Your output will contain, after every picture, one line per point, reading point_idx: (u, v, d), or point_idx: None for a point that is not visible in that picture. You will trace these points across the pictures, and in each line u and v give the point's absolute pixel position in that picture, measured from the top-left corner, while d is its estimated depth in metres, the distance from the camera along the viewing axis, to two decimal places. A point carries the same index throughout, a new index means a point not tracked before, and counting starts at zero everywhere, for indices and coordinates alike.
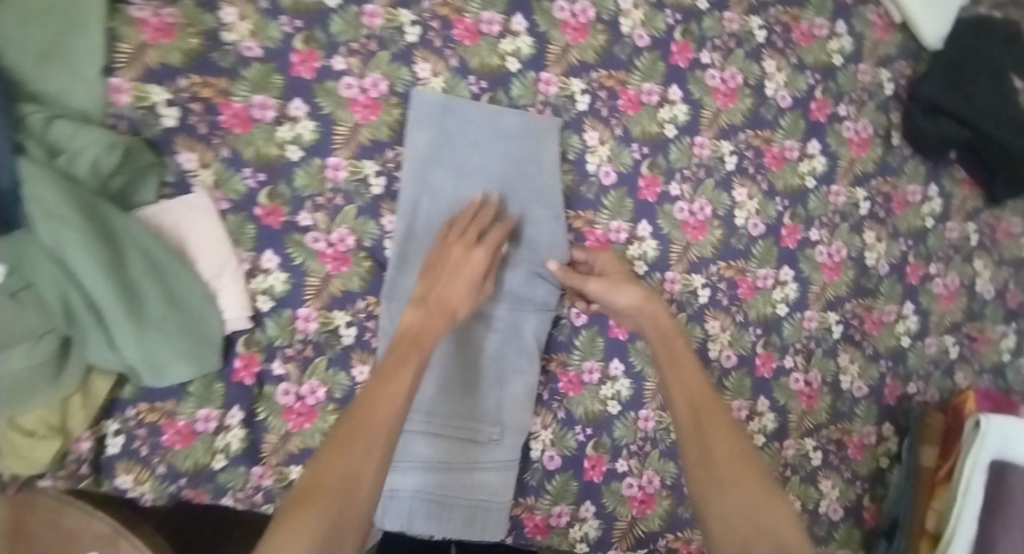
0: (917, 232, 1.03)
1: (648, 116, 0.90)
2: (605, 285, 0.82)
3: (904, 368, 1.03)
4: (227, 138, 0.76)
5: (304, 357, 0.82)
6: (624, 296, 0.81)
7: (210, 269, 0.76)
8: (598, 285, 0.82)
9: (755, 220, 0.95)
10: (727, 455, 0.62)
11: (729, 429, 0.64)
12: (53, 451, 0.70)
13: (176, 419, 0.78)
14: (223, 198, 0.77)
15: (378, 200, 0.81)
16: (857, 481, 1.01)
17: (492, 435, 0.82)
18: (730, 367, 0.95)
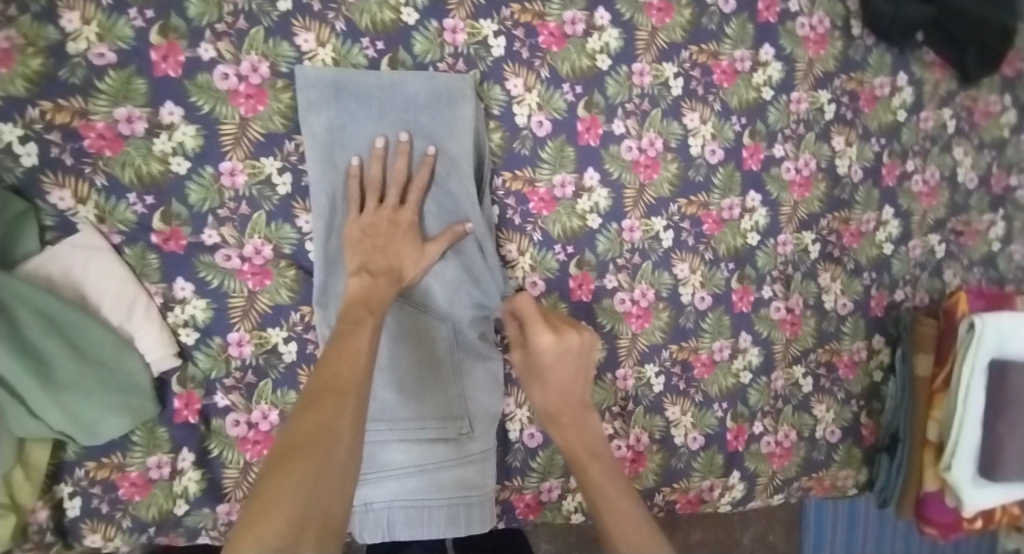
0: (890, 128, 0.94)
1: (576, 49, 0.79)
2: (522, 363, 0.75)
3: (889, 276, 0.97)
4: (99, 164, 0.68)
5: (247, 383, 0.75)
6: (539, 395, 0.74)
7: (120, 312, 0.69)
8: (517, 354, 0.77)
9: (712, 146, 0.86)
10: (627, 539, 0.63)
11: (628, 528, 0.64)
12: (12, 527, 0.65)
13: (128, 471, 0.72)
14: (113, 231, 0.70)
15: (289, 200, 0.74)
16: (852, 400, 0.98)
17: (462, 430, 0.76)
18: (706, 309, 0.89)
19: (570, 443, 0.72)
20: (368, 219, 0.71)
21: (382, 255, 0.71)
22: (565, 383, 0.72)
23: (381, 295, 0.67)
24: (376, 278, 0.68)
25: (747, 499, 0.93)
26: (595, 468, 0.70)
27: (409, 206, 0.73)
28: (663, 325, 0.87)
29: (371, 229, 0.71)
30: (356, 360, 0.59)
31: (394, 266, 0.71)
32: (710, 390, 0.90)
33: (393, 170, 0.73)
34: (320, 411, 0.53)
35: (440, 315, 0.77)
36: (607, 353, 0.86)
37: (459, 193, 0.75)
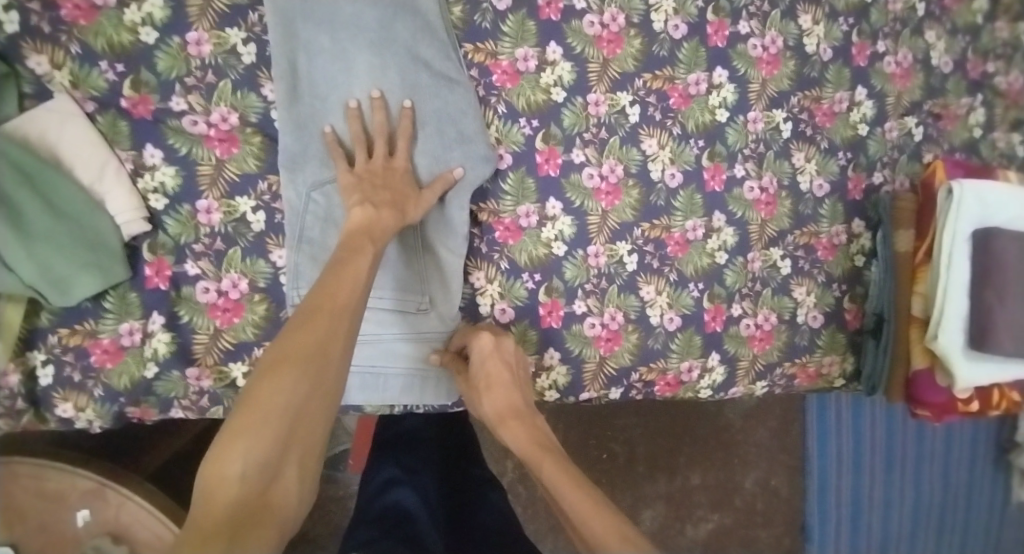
0: (858, 8, 0.94)
1: None
2: (469, 387, 0.75)
3: (865, 158, 0.96)
4: (74, 33, 0.71)
5: (216, 251, 0.77)
6: (484, 404, 0.73)
7: (90, 175, 0.72)
8: (462, 386, 0.77)
9: (675, 21, 0.87)
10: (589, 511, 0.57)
11: (586, 491, 0.60)
12: None
13: (100, 338, 0.74)
14: (87, 98, 0.72)
15: (254, 69, 0.76)
16: (834, 284, 0.97)
17: (421, 304, 0.78)
18: (677, 187, 0.89)
19: (522, 443, 0.69)
20: (361, 171, 0.73)
21: (384, 190, 0.72)
22: (503, 392, 0.73)
23: (385, 226, 0.69)
24: (380, 209, 0.70)
25: (727, 384, 0.93)
26: (546, 460, 0.66)
27: (398, 155, 0.75)
28: (633, 203, 0.88)
29: (368, 176, 0.73)
30: (354, 287, 0.62)
31: (398, 200, 0.73)
32: (686, 270, 0.90)
33: (372, 124, 0.75)
34: (315, 328, 0.56)
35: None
36: (578, 230, 0.86)
37: (443, 112, 0.78)
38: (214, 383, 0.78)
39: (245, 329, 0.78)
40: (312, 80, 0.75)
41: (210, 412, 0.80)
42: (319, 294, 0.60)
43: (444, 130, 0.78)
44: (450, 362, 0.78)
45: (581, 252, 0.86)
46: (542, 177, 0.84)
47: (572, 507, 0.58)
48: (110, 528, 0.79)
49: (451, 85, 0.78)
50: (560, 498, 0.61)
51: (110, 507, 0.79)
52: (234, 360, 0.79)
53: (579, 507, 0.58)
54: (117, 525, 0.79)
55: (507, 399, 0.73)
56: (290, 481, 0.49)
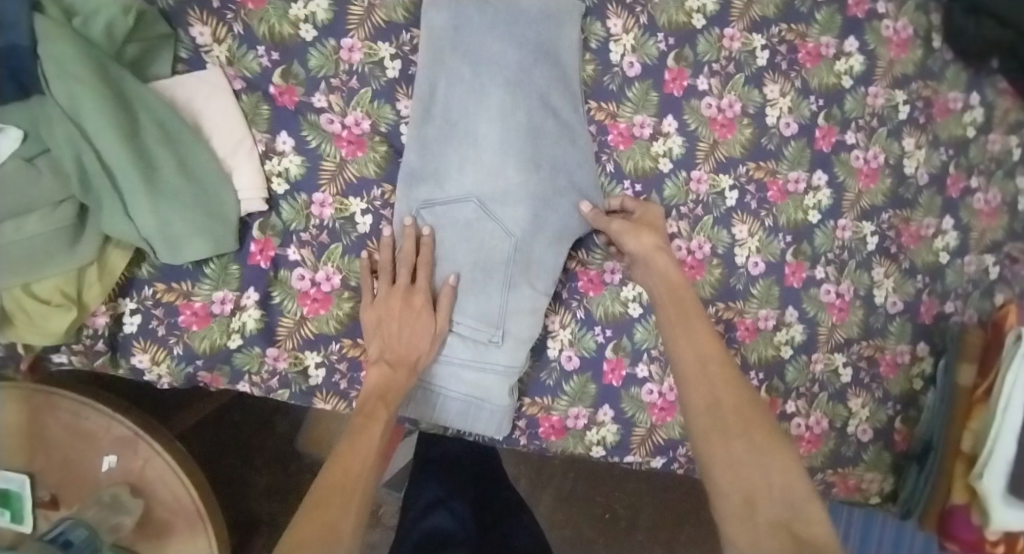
0: (958, 141, 0.97)
1: (675, 5, 0.86)
2: (632, 224, 0.80)
3: (941, 285, 0.98)
4: (240, 14, 0.76)
5: (319, 242, 0.80)
6: (647, 238, 0.79)
7: (225, 148, 0.76)
8: (621, 226, 0.80)
9: (788, 119, 0.90)
10: (736, 423, 0.68)
11: (746, 409, 0.69)
12: (69, 322, 0.71)
13: (193, 300, 0.78)
14: (237, 76, 0.77)
15: (394, 84, 0.80)
16: (889, 401, 0.97)
17: (493, 337, 0.79)
18: (758, 275, 0.91)
19: (667, 303, 0.78)
20: (380, 303, 0.75)
21: (398, 325, 0.74)
22: (666, 259, 0.79)
23: (397, 386, 0.72)
24: (395, 370, 0.73)
25: None
26: (696, 323, 0.75)
27: (419, 285, 0.76)
28: (713, 281, 0.90)
29: (386, 311, 0.75)
30: (363, 465, 0.65)
31: (412, 355, 0.74)
32: (750, 357, 0.91)
33: (401, 252, 0.77)
34: (327, 509, 0.59)
35: (508, 228, 0.80)
36: None
37: (559, 160, 0.82)
38: (289, 366, 0.80)
39: (328, 321, 0.81)
40: (446, 105, 0.80)
41: (275, 394, 0.81)
42: (331, 471, 0.63)
43: (553, 179, 0.82)
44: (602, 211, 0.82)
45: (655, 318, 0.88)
46: None
47: (728, 417, 0.69)
48: (131, 479, 0.82)
49: (573, 137, 0.83)
50: (717, 400, 0.70)
51: (136, 460, 0.82)
52: (310, 349, 0.81)
53: (729, 419, 0.69)
54: (139, 477, 0.82)
55: (660, 239, 0.80)
56: None
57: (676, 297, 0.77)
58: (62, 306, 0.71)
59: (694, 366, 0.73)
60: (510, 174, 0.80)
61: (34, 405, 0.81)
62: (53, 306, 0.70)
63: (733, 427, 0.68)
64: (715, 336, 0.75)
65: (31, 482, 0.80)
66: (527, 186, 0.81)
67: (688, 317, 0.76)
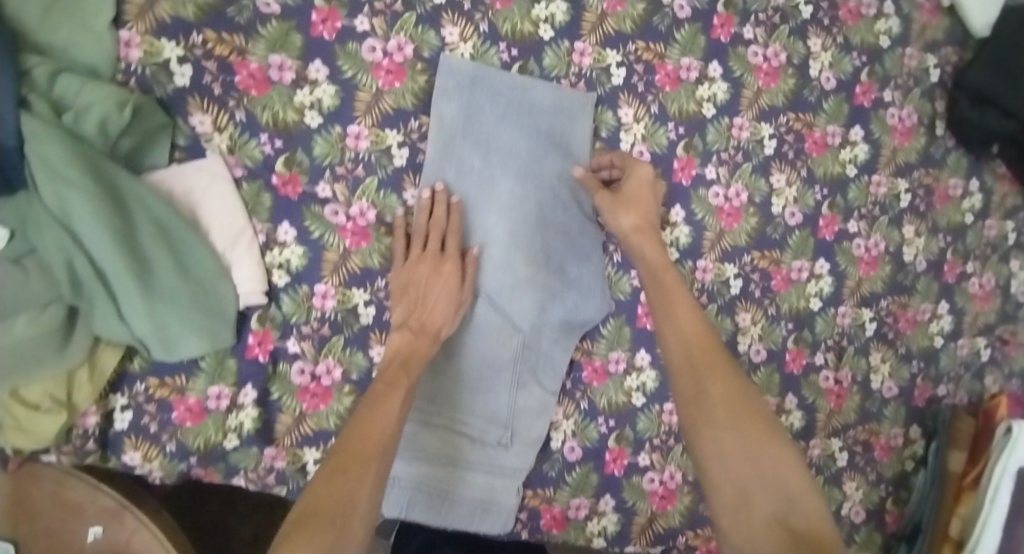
0: (956, 228, 0.98)
1: (686, 93, 0.85)
2: (611, 203, 0.78)
3: (935, 369, 0.99)
4: (242, 101, 0.72)
5: (320, 335, 0.78)
6: (625, 218, 0.77)
7: (224, 239, 0.72)
8: (603, 200, 0.78)
9: (792, 209, 0.90)
10: (724, 396, 0.63)
11: (732, 377, 0.65)
12: (60, 424, 0.67)
13: (187, 395, 0.74)
14: (238, 164, 0.73)
15: (401, 173, 0.78)
16: (882, 483, 0.98)
17: (501, 438, 0.79)
18: (759, 362, 0.91)
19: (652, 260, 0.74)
20: (411, 264, 0.73)
21: (421, 289, 0.73)
22: (637, 213, 0.77)
23: (421, 357, 0.70)
24: (418, 335, 0.71)
25: None
26: (676, 290, 0.72)
27: (449, 252, 0.74)
28: None
29: (414, 272, 0.73)
30: (382, 434, 0.61)
31: (432, 325, 0.73)
32: None
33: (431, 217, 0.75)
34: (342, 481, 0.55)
35: (515, 323, 0.80)
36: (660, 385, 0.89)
37: (566, 254, 0.82)
38: (287, 464, 0.78)
39: (327, 416, 0.79)
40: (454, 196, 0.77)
41: (272, 489, 0.79)
42: (352, 437, 0.60)
43: (559, 274, 0.82)
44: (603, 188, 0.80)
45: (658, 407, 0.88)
46: (638, 328, 0.87)
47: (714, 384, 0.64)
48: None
49: (580, 228, 0.83)
50: (703, 372, 0.65)
51: (124, 532, 0.71)
52: (309, 445, 0.79)
53: (712, 387, 0.64)
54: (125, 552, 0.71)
55: (640, 217, 0.77)
56: None
57: (654, 273, 0.74)
58: (51, 410, 0.67)
59: (677, 341, 0.68)
60: (520, 266, 0.80)
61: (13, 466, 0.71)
62: (42, 410, 0.67)
63: (732, 400, 0.63)
64: (699, 315, 0.70)
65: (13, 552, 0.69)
66: (537, 278, 0.80)
67: (668, 312, 0.71)
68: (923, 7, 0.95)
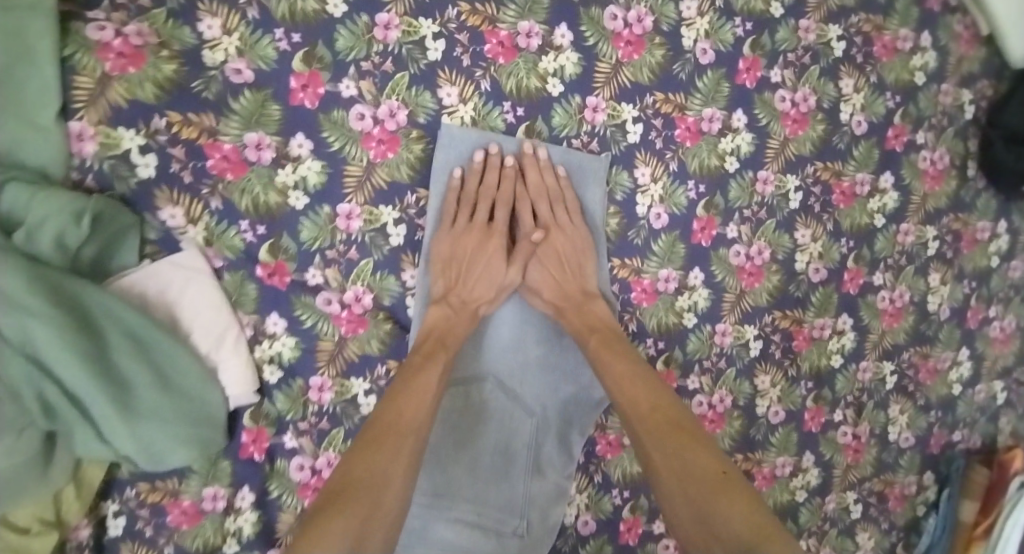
0: (982, 273, 0.94)
1: (708, 147, 0.78)
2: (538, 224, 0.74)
3: (952, 417, 0.97)
4: (217, 188, 0.63)
5: (319, 429, 0.72)
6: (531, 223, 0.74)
7: (208, 339, 0.65)
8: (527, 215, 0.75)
9: (817, 265, 0.84)
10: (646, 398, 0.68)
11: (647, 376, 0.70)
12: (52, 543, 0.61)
13: (181, 498, 0.68)
14: (217, 255, 0.65)
15: (399, 252, 0.71)
16: (893, 530, 0.97)
17: (518, 528, 0.76)
18: (777, 423, 0.87)
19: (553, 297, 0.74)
20: (459, 232, 0.71)
21: (467, 250, 0.72)
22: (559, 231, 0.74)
23: (458, 330, 0.70)
24: (456, 312, 0.71)
25: None
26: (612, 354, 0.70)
27: (497, 224, 0.73)
28: (733, 433, 0.85)
29: (459, 243, 0.71)
30: (413, 417, 0.63)
31: (472, 301, 0.72)
32: (765, 504, 0.88)
33: (486, 181, 0.72)
34: (370, 461, 0.58)
35: (527, 405, 0.77)
36: None
37: None
38: None
39: None
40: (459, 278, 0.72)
41: None
42: (386, 414, 0.62)
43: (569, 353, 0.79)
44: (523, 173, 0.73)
45: None
46: None
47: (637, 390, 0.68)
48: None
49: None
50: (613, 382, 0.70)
51: None
52: None
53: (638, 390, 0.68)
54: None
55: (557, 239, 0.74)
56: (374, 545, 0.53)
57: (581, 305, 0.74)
58: (41, 532, 0.61)
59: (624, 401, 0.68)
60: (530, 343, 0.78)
61: None
62: (31, 533, 0.60)
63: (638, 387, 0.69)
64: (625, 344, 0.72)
65: None
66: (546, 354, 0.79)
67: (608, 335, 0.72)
68: (960, 37, 0.89)
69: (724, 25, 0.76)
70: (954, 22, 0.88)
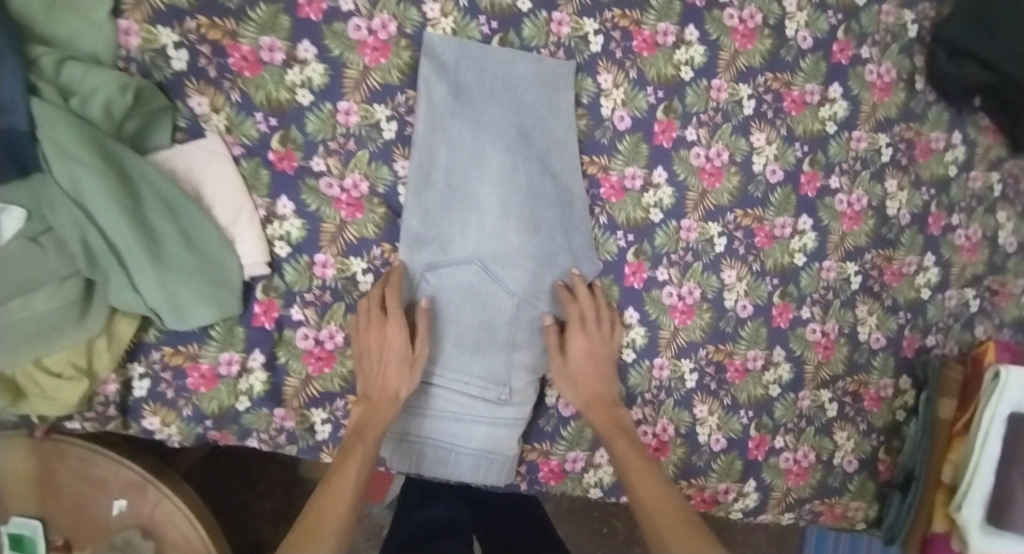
0: (939, 180, 1.00)
1: (664, 58, 0.88)
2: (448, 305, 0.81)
3: (923, 320, 1.01)
4: (237, 82, 0.77)
5: (322, 302, 0.82)
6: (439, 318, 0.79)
7: (226, 215, 0.77)
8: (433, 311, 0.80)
9: (773, 167, 0.92)
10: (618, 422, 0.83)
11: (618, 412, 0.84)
12: (80, 391, 0.73)
13: (199, 363, 0.79)
14: (236, 142, 0.78)
15: (390, 145, 0.82)
16: (873, 433, 1.01)
17: (500, 395, 0.84)
18: (746, 317, 0.94)
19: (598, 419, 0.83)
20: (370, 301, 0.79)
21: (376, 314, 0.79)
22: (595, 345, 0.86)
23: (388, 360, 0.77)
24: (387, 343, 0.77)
25: (758, 511, 0.96)
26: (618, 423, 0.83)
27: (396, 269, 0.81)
28: (704, 325, 0.93)
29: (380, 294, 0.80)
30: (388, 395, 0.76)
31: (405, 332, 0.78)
32: (739, 396, 0.95)
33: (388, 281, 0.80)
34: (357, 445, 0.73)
35: (509, 288, 0.84)
36: (649, 341, 0.91)
37: (557, 220, 0.86)
38: (297, 424, 0.83)
39: (332, 379, 0.84)
40: (447, 166, 0.82)
41: (283, 449, 0.84)
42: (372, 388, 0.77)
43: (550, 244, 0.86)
44: (473, 173, 0.83)
45: (647, 362, 0.91)
46: (626, 287, 0.90)
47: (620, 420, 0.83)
48: (142, 522, 0.82)
49: (569, 201, 0.86)
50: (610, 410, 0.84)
51: (146, 504, 0.82)
52: (317, 405, 0.84)
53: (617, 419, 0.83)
54: (151, 520, 0.82)
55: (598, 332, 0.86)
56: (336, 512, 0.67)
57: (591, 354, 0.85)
58: (72, 378, 0.72)
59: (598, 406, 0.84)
60: (512, 236, 0.84)
61: (45, 453, 0.81)
62: (63, 377, 0.72)
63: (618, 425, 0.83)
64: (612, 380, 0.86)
65: (44, 527, 0.81)
66: (528, 247, 0.85)
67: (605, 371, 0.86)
68: None
69: None
70: None
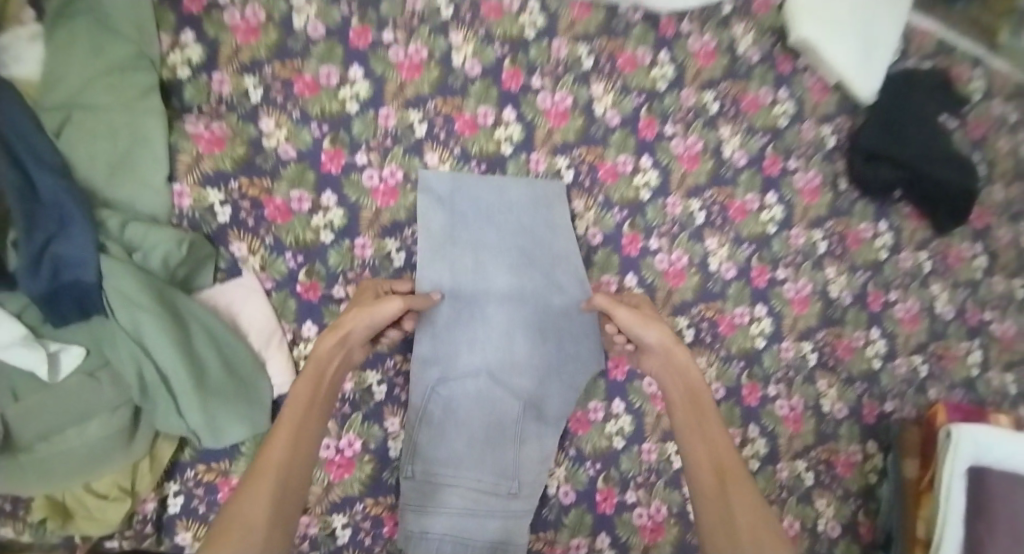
0: (872, 263, 1.14)
1: (625, 183, 1.04)
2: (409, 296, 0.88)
3: (878, 388, 1.12)
4: (271, 228, 0.91)
5: (342, 413, 0.94)
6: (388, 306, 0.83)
7: (260, 341, 0.90)
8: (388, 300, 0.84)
9: (726, 265, 1.08)
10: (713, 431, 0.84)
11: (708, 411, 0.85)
12: (123, 511, 0.80)
13: (230, 477, 0.87)
14: (269, 278, 0.91)
15: (401, 272, 0.96)
16: (850, 497, 1.09)
17: (511, 489, 0.94)
18: (720, 399, 1.06)
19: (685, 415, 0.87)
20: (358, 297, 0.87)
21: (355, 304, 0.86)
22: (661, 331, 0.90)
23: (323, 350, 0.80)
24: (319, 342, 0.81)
25: None
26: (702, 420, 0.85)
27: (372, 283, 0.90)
28: None
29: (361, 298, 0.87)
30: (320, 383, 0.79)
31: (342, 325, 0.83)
32: None
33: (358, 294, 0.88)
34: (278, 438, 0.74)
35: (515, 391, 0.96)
36: (635, 427, 1.00)
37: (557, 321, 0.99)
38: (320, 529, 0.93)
39: (352, 484, 0.94)
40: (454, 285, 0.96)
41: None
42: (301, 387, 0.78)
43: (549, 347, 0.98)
44: (478, 287, 0.97)
45: (636, 447, 1.00)
46: (611, 380, 1.01)
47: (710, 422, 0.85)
48: None
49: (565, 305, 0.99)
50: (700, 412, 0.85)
51: None
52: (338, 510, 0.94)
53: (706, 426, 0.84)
54: None
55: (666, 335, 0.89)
56: (249, 508, 0.67)
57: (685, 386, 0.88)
58: (117, 498, 0.80)
59: (686, 403, 0.87)
60: (518, 349, 0.97)
61: None
62: (110, 497, 0.80)
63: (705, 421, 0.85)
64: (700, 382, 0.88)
65: None
66: (534, 357, 0.97)
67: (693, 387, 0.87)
68: (812, 88, 1.15)
69: (624, 98, 1.05)
70: (805, 77, 1.15)
